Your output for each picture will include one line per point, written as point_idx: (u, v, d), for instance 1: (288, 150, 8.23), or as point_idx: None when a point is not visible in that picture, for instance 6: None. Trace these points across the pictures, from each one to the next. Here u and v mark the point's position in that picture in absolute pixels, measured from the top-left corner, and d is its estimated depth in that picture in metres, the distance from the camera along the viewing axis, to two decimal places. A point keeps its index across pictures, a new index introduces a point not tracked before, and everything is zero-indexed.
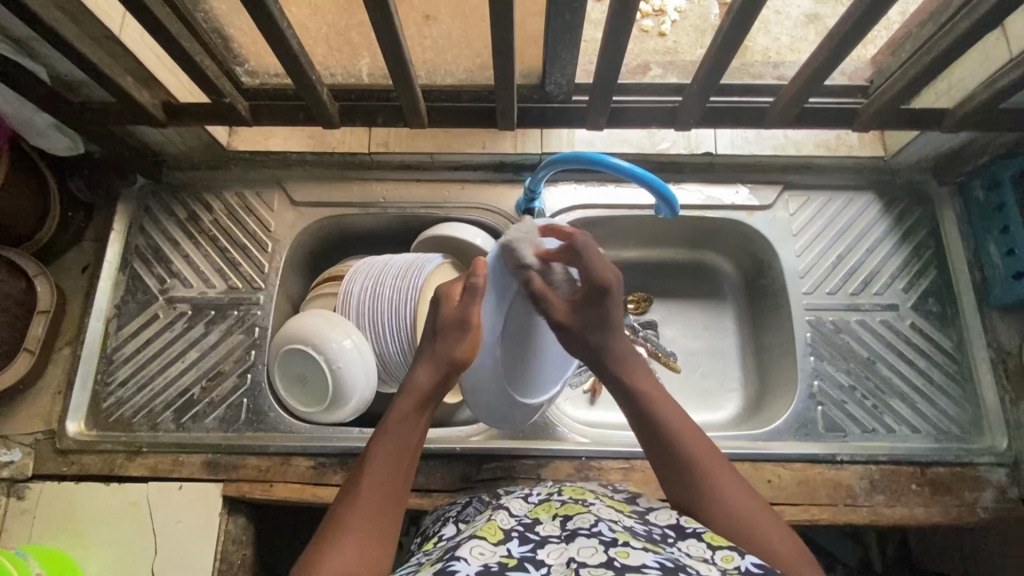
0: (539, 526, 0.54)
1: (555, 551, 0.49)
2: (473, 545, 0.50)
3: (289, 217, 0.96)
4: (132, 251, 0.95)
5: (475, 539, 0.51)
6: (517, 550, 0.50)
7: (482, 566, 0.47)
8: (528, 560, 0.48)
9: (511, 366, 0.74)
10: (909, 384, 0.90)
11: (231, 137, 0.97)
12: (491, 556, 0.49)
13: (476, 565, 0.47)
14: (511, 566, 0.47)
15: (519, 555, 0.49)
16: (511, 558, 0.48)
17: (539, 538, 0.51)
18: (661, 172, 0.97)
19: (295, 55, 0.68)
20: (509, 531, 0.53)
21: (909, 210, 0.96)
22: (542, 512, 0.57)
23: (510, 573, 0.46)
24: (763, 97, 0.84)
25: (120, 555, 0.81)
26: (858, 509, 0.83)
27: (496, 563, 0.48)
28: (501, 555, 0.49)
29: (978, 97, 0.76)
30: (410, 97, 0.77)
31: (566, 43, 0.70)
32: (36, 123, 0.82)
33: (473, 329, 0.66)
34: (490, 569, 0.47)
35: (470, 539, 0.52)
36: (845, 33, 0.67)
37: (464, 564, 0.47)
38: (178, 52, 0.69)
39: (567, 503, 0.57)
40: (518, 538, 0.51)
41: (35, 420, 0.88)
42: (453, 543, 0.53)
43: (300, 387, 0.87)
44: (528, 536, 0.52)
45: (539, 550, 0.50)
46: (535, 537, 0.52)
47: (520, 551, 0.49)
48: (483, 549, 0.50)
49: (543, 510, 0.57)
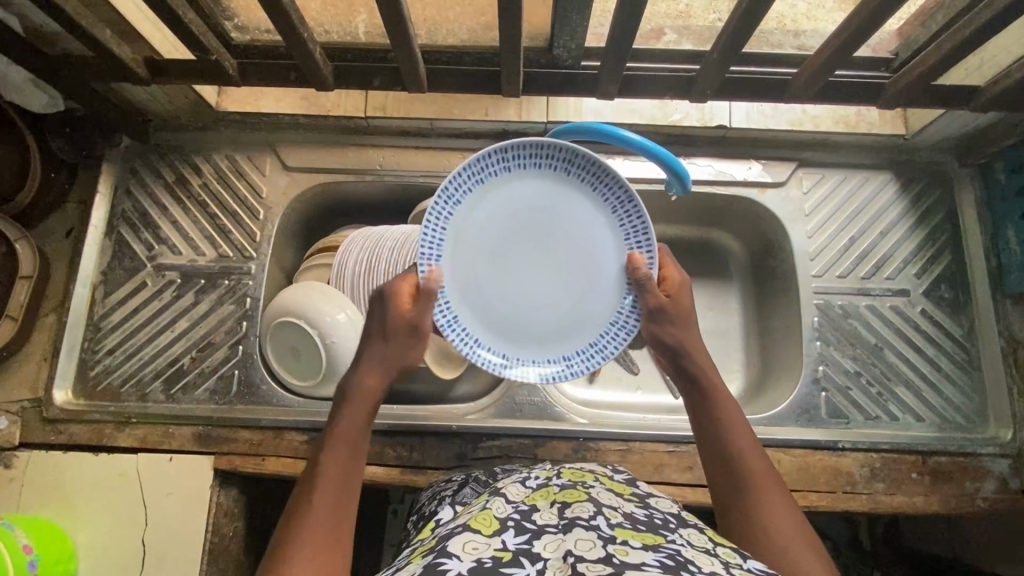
0: (536, 513, 0.52)
1: (551, 542, 0.47)
2: (466, 537, 0.48)
3: (282, 183, 0.92)
4: (119, 215, 0.91)
5: (468, 532, 0.49)
6: (512, 542, 0.48)
7: (474, 561, 0.45)
8: (523, 553, 0.46)
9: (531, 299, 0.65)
10: (915, 372, 0.88)
11: (220, 97, 0.91)
12: (485, 550, 0.47)
13: (469, 561, 0.45)
14: (505, 560, 0.45)
15: (514, 549, 0.47)
16: (505, 552, 0.47)
17: (535, 527, 0.49)
18: (672, 145, 0.93)
19: (284, 9, 0.63)
20: (505, 520, 0.51)
21: (928, 192, 0.93)
22: (540, 498, 0.55)
23: (504, 569, 0.44)
24: (784, 69, 0.79)
25: (111, 526, 0.80)
26: (857, 497, 0.82)
27: (490, 558, 0.46)
28: (495, 548, 0.47)
29: (1014, 75, 0.71)
30: (410, 61, 0.73)
31: (579, 4, 0.65)
32: (11, 78, 0.78)
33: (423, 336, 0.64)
34: (484, 565, 0.45)
35: (464, 530, 0.50)
36: (879, 4, 0.62)
37: (456, 560, 0.45)
38: (160, 4, 0.64)
39: (565, 488, 0.56)
40: (514, 528, 0.49)
41: (21, 387, 0.86)
42: (447, 532, 0.52)
43: (293, 360, 0.84)
44: (525, 525, 0.50)
45: (536, 541, 0.48)
46: (532, 526, 0.50)
47: (515, 543, 0.48)
48: (476, 543, 0.48)
49: (540, 496, 0.55)
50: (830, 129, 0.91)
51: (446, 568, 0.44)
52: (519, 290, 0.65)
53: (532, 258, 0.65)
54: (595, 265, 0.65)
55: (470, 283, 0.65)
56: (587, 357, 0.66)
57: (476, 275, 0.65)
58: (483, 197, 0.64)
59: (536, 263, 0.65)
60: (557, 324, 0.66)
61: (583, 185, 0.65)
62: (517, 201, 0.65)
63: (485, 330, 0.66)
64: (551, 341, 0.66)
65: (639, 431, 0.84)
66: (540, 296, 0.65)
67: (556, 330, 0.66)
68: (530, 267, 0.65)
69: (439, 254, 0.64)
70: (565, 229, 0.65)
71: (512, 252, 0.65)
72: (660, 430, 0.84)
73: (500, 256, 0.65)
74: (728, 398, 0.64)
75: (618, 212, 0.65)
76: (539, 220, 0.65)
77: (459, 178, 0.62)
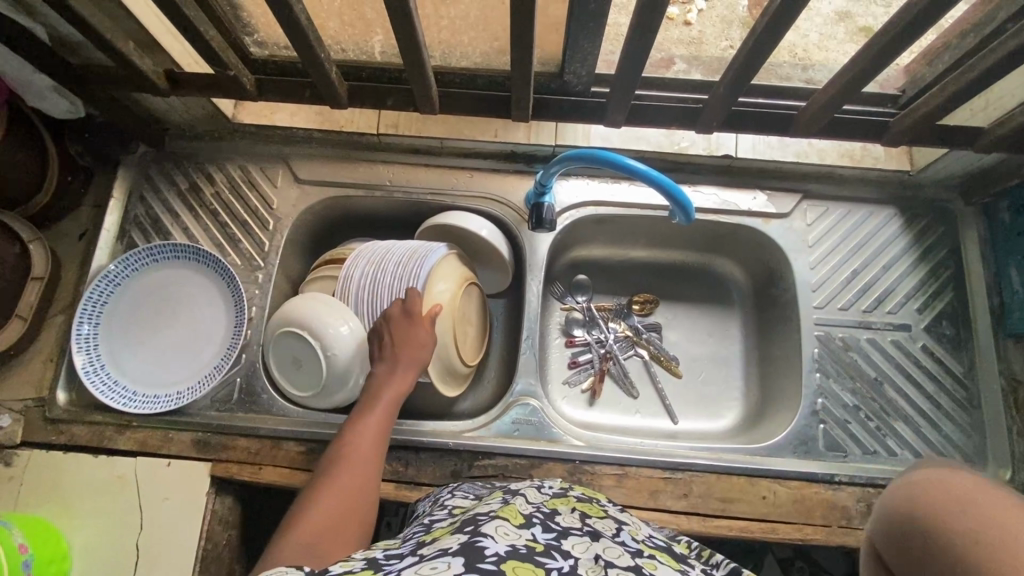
0: (559, 516, 0.54)
1: (579, 544, 0.49)
2: (497, 523, 0.49)
3: (293, 195, 0.94)
4: (131, 220, 0.93)
5: (498, 518, 0.50)
6: (542, 537, 0.49)
7: (509, 545, 0.45)
8: (553, 548, 0.47)
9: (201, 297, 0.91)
10: (914, 409, 0.87)
11: (236, 108, 0.95)
12: (517, 538, 0.47)
13: (504, 544, 0.45)
14: (538, 550, 0.46)
15: (545, 542, 0.48)
16: (537, 543, 0.47)
17: (561, 528, 0.51)
18: (677, 172, 0.95)
19: (304, 31, 0.65)
20: (530, 517, 0.52)
21: (931, 227, 0.93)
22: (560, 504, 0.57)
23: (539, 558, 0.45)
24: (791, 102, 0.81)
25: (107, 528, 0.81)
26: (854, 532, 0.81)
27: (524, 546, 0.46)
28: (526, 539, 0.48)
29: (1016, 119, 0.73)
30: (422, 83, 0.74)
31: (591, 32, 0.66)
32: (35, 84, 0.79)
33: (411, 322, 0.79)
34: (519, 550, 0.45)
35: (492, 518, 0.51)
36: (886, 44, 0.64)
37: (493, 541, 0.45)
38: (181, 21, 0.66)
39: (583, 500, 0.59)
40: (541, 526, 0.51)
41: (25, 386, 0.87)
42: (472, 517, 0.52)
43: (294, 369, 0.85)
44: (550, 525, 0.52)
45: (563, 540, 0.49)
46: (557, 527, 0.52)
47: (545, 538, 0.49)
48: (507, 529, 0.48)
49: (560, 501, 0.58)
50: (836, 162, 0.93)
51: (484, 547, 0.44)
52: (166, 331, 0.90)
53: (149, 343, 0.89)
54: (151, 296, 0.90)
55: (139, 364, 0.88)
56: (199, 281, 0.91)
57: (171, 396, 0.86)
58: (115, 361, 0.87)
59: (159, 330, 0.90)
60: (178, 361, 0.89)
61: (221, 279, 0.91)
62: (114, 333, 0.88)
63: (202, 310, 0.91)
64: (185, 321, 0.91)
65: (636, 455, 0.84)
66: (160, 332, 0.90)
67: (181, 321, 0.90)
68: (148, 344, 0.89)
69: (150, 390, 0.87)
70: (147, 298, 0.90)
71: (118, 322, 0.88)
72: (656, 456, 0.84)
73: (144, 359, 0.88)
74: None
75: (113, 292, 0.88)
76: (153, 292, 0.90)
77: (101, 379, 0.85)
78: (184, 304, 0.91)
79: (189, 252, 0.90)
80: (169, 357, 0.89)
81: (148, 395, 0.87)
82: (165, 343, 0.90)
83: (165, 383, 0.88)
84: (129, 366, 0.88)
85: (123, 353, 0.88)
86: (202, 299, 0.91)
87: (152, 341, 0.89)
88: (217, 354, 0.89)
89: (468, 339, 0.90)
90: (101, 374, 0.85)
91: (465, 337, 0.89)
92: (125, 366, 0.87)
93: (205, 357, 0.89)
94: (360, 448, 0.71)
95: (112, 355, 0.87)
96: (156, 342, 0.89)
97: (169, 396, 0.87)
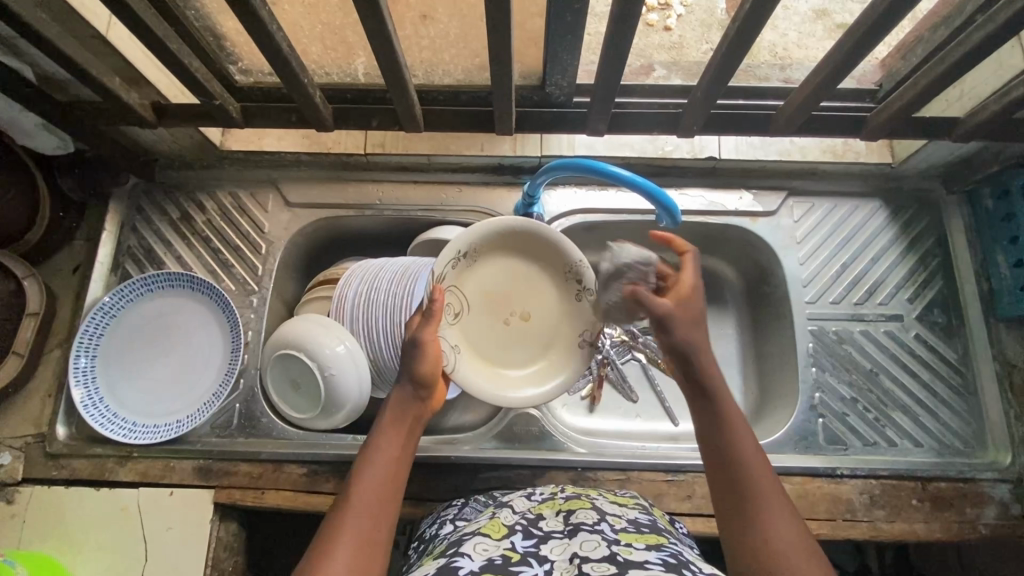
0: (543, 521, 0.55)
1: (557, 546, 0.50)
2: (477, 541, 0.52)
3: (284, 218, 0.95)
4: (124, 251, 0.94)
5: (478, 536, 0.52)
6: (521, 544, 0.51)
7: (486, 560, 0.48)
8: (530, 554, 0.49)
9: (191, 323, 0.92)
10: (911, 397, 0.88)
11: (224, 137, 0.94)
12: (494, 550, 0.50)
13: (480, 559, 0.48)
14: (514, 559, 0.48)
15: (522, 550, 0.50)
16: (515, 552, 0.49)
17: (542, 533, 0.52)
18: (663, 175, 0.96)
19: (286, 58, 0.66)
20: (513, 526, 0.54)
21: (917, 218, 0.94)
22: (546, 509, 0.58)
23: (513, 566, 0.47)
24: (770, 101, 0.82)
25: (110, 562, 0.80)
26: (858, 524, 0.81)
27: (500, 557, 0.49)
28: (504, 549, 0.50)
29: (990, 107, 0.74)
30: (406, 103, 0.76)
31: (568, 45, 0.67)
32: (23, 123, 0.81)
33: (426, 346, 0.65)
34: (494, 562, 0.48)
35: (474, 536, 0.53)
36: (854, 43, 0.65)
37: (468, 559, 0.48)
38: (165, 54, 0.67)
39: (570, 499, 0.59)
40: (522, 532, 0.53)
41: (24, 423, 0.87)
42: (457, 538, 0.55)
43: (293, 392, 0.85)
44: (532, 531, 0.53)
45: (542, 545, 0.51)
46: (539, 532, 0.53)
47: (523, 545, 0.51)
48: (486, 544, 0.51)
49: (546, 506, 0.59)
50: (819, 158, 0.93)
51: (459, 566, 0.47)
52: (160, 363, 0.90)
53: (146, 377, 0.89)
54: (142, 331, 0.90)
55: (139, 398, 0.88)
56: (185, 308, 0.92)
57: (177, 423, 0.87)
58: (116, 398, 0.87)
59: (154, 363, 0.90)
60: (178, 389, 0.89)
61: (216, 304, 0.91)
62: (111, 371, 0.88)
63: (193, 336, 0.91)
64: (176, 350, 0.91)
65: (638, 459, 0.84)
66: (154, 365, 0.90)
67: (173, 351, 0.91)
68: (145, 378, 0.89)
69: (155, 420, 0.87)
70: (138, 333, 0.90)
71: (114, 358, 0.88)
72: (657, 459, 0.84)
73: (144, 393, 0.89)
74: (737, 424, 0.57)
75: (101, 331, 0.87)
76: (146, 323, 0.90)
77: (102, 415, 0.85)
78: (176, 332, 0.91)
79: (177, 280, 0.90)
80: (169, 385, 0.90)
81: (149, 424, 0.87)
82: (165, 374, 0.90)
83: (169, 411, 0.88)
84: (129, 400, 0.88)
85: (122, 389, 0.88)
86: (190, 325, 0.91)
87: (149, 374, 0.89)
88: (215, 381, 0.90)
89: (490, 319, 0.75)
90: (100, 407, 0.85)
91: (525, 327, 0.76)
92: (124, 399, 0.88)
93: (203, 384, 0.90)
94: (393, 472, 0.58)
95: (115, 394, 0.87)
96: (154, 374, 0.89)
97: (168, 425, 0.87)
